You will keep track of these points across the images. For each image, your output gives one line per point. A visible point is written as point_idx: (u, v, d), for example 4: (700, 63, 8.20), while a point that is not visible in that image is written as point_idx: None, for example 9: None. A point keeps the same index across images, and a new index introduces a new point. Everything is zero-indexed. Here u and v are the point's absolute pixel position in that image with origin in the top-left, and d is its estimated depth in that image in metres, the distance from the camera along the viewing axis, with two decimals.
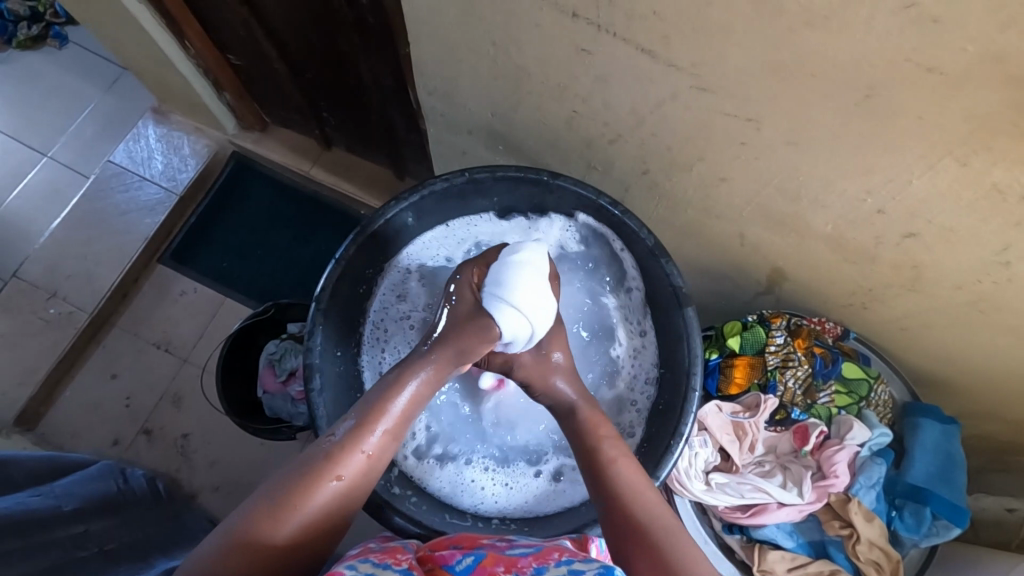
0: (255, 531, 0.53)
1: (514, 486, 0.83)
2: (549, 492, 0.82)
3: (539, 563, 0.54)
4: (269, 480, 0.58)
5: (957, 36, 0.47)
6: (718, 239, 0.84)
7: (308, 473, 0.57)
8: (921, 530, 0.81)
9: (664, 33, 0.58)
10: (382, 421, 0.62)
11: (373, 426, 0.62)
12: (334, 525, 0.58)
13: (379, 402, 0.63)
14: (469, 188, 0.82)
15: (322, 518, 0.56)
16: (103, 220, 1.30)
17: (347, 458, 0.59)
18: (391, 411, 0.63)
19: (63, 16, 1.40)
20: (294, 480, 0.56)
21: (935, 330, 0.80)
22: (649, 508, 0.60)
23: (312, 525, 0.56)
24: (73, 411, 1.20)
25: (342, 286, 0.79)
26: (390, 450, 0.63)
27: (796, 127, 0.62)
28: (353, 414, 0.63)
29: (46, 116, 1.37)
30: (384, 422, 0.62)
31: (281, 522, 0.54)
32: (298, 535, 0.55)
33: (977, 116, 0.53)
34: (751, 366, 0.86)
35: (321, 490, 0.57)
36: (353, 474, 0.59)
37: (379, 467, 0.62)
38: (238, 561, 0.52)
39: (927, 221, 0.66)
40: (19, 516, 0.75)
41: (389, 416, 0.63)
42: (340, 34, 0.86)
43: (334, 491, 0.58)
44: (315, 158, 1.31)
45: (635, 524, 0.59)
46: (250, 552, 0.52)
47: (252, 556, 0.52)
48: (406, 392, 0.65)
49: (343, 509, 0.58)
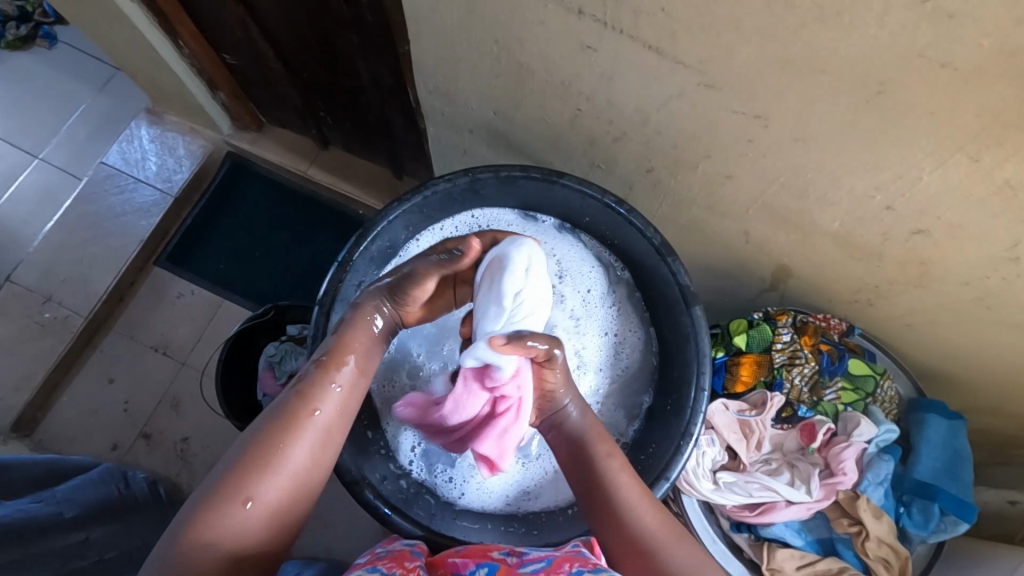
0: (220, 514, 0.53)
1: (525, 479, 0.80)
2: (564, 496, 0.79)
3: None
4: (222, 457, 0.57)
5: (971, 30, 0.47)
6: (723, 236, 0.84)
7: (279, 430, 0.58)
8: (929, 526, 0.80)
9: (671, 29, 0.57)
10: (338, 375, 0.63)
11: (328, 383, 0.62)
12: (305, 493, 0.58)
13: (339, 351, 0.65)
14: (470, 189, 0.81)
15: (299, 475, 0.58)
16: (96, 223, 1.28)
17: (305, 419, 0.60)
18: (344, 367, 0.64)
19: (51, 15, 1.38)
20: (252, 452, 0.56)
21: (943, 327, 0.80)
22: (644, 517, 0.62)
23: (279, 499, 0.56)
24: (71, 417, 1.19)
25: (346, 291, 0.78)
26: (352, 405, 0.64)
27: (803, 124, 0.61)
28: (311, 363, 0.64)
29: (38, 117, 1.35)
30: (344, 375, 0.64)
31: (258, 486, 0.55)
32: (279, 497, 0.56)
33: (989, 112, 0.53)
34: (757, 364, 0.86)
35: (293, 447, 0.58)
36: (318, 426, 0.60)
37: (342, 422, 0.63)
38: (207, 555, 0.51)
39: (938, 217, 0.65)
40: (17, 525, 0.74)
41: (345, 370, 0.64)
42: (337, 32, 0.85)
43: (308, 442, 0.59)
44: (312, 158, 1.30)
45: (634, 543, 0.60)
46: (231, 519, 0.53)
47: (222, 536, 0.52)
48: (358, 350, 0.66)
49: (318, 462, 0.60)
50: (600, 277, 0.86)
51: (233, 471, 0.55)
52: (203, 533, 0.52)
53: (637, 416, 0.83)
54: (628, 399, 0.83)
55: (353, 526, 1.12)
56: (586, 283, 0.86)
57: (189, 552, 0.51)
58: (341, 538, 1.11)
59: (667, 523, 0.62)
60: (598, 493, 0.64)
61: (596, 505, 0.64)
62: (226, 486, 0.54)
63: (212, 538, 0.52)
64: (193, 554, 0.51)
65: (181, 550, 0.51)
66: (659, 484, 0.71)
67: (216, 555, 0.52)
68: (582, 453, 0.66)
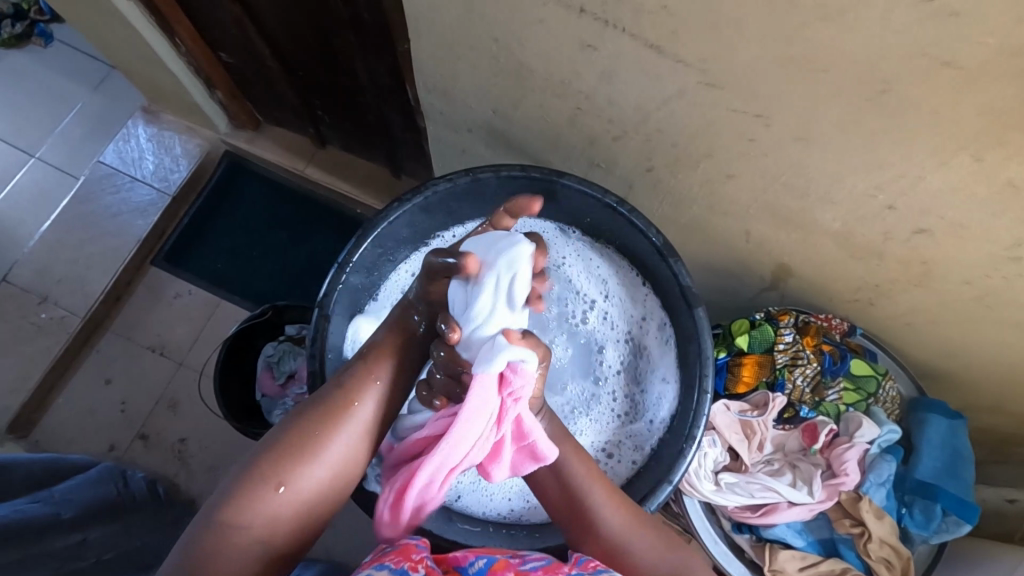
0: (253, 500, 0.54)
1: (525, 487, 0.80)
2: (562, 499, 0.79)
3: None
4: (260, 440, 0.58)
5: (975, 29, 0.46)
6: (724, 236, 0.83)
7: (316, 423, 0.58)
8: (931, 526, 0.80)
9: (673, 28, 0.57)
10: (379, 369, 0.63)
11: (372, 376, 0.62)
12: (338, 485, 0.59)
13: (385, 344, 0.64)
14: (471, 190, 0.81)
15: (334, 467, 0.58)
16: (92, 223, 1.27)
17: (344, 413, 0.60)
18: (385, 361, 0.63)
19: (47, 13, 1.37)
20: (288, 442, 0.57)
21: (945, 327, 0.79)
22: (614, 519, 0.62)
23: (312, 489, 0.57)
24: (67, 418, 1.18)
25: (346, 293, 0.78)
26: (395, 399, 0.64)
27: (806, 123, 0.61)
28: (357, 356, 0.64)
29: (33, 116, 1.34)
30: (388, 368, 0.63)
31: (290, 476, 0.56)
32: (313, 489, 0.57)
33: (993, 112, 0.52)
34: (759, 365, 0.85)
35: (329, 440, 0.58)
36: (359, 419, 0.60)
37: (383, 417, 0.63)
38: (237, 538, 0.53)
39: (940, 217, 0.65)
40: (16, 526, 0.74)
41: (390, 364, 0.63)
42: (335, 30, 0.85)
43: (345, 436, 0.59)
44: (309, 157, 1.30)
45: (608, 546, 0.62)
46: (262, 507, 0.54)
47: (252, 524, 0.54)
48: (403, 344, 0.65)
49: (355, 455, 0.60)
50: (621, 306, 0.85)
51: (268, 456, 0.56)
52: (235, 520, 0.53)
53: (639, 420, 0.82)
54: (635, 433, 0.81)
55: (352, 527, 1.11)
56: (619, 309, 0.85)
57: (221, 534, 0.52)
58: (340, 539, 1.11)
59: (644, 523, 0.63)
60: (574, 501, 0.64)
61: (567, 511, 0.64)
62: (260, 473, 0.55)
63: (242, 524, 0.53)
64: (223, 539, 0.52)
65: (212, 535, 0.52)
66: (660, 488, 0.71)
67: (245, 541, 0.53)
68: None
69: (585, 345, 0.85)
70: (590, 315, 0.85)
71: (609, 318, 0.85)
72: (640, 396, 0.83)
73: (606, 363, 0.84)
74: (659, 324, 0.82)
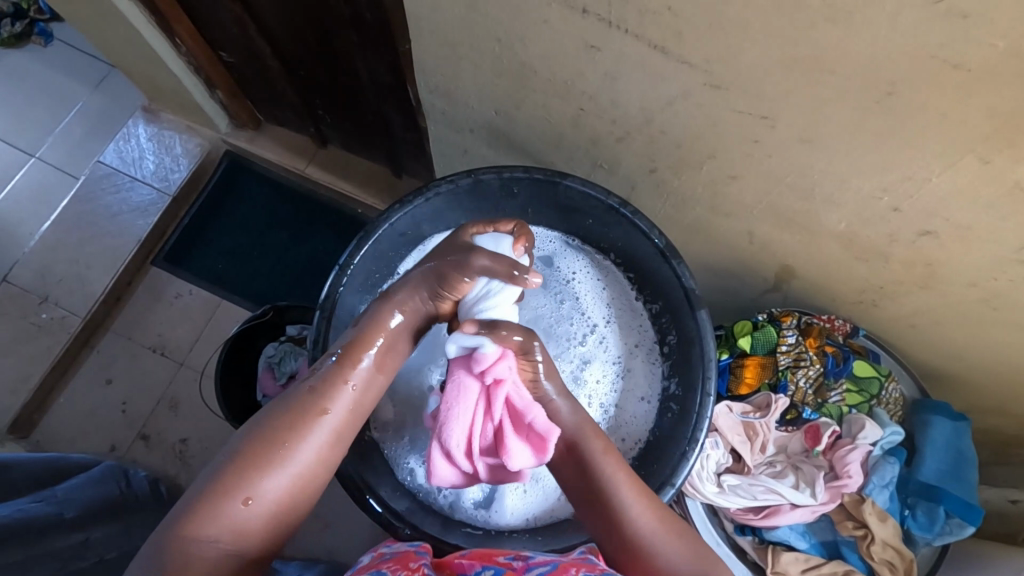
0: (216, 510, 0.52)
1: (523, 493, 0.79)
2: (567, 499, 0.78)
3: None
4: (226, 445, 0.56)
5: (985, 31, 0.46)
6: (727, 237, 0.83)
7: (282, 430, 0.56)
8: (934, 528, 0.80)
9: (678, 28, 0.56)
10: (352, 375, 0.60)
11: (343, 381, 0.60)
12: (307, 492, 0.57)
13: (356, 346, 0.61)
14: (473, 191, 0.80)
15: (303, 475, 0.56)
16: (92, 223, 1.27)
17: (314, 418, 0.57)
18: (358, 366, 0.60)
19: (47, 12, 1.37)
20: (254, 451, 0.54)
21: (949, 328, 0.79)
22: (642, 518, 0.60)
23: (279, 497, 0.55)
24: (68, 419, 1.18)
25: (347, 296, 0.77)
26: (366, 403, 0.61)
27: (811, 124, 0.61)
28: (327, 358, 0.61)
29: (34, 116, 1.33)
30: (358, 373, 0.60)
31: (256, 487, 0.53)
32: (280, 498, 0.55)
33: (1001, 114, 0.52)
34: (761, 366, 0.86)
35: (297, 448, 0.56)
36: (328, 426, 0.58)
37: (354, 421, 0.60)
38: (201, 551, 0.51)
39: (945, 219, 0.64)
40: (18, 527, 0.74)
41: (360, 368, 0.61)
42: (336, 30, 0.84)
43: (314, 443, 0.57)
44: (310, 157, 1.29)
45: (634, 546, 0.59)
46: (227, 518, 0.52)
47: (218, 535, 0.52)
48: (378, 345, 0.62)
49: (324, 462, 0.58)
50: (621, 330, 0.86)
51: (232, 465, 0.54)
52: (199, 533, 0.51)
53: (640, 423, 0.81)
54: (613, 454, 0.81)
55: (353, 528, 1.11)
56: (620, 333, 0.85)
57: (184, 548, 0.50)
58: (341, 539, 1.11)
59: (671, 523, 0.60)
60: (596, 487, 0.61)
61: (594, 508, 0.62)
62: (225, 483, 0.53)
63: (207, 537, 0.51)
64: (188, 553, 0.50)
65: (176, 547, 0.50)
66: (663, 491, 0.70)
67: (211, 554, 0.51)
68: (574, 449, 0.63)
69: (577, 359, 0.84)
70: (587, 337, 0.85)
71: (607, 342, 0.85)
72: (627, 410, 0.82)
73: (591, 379, 0.83)
74: (649, 350, 0.84)
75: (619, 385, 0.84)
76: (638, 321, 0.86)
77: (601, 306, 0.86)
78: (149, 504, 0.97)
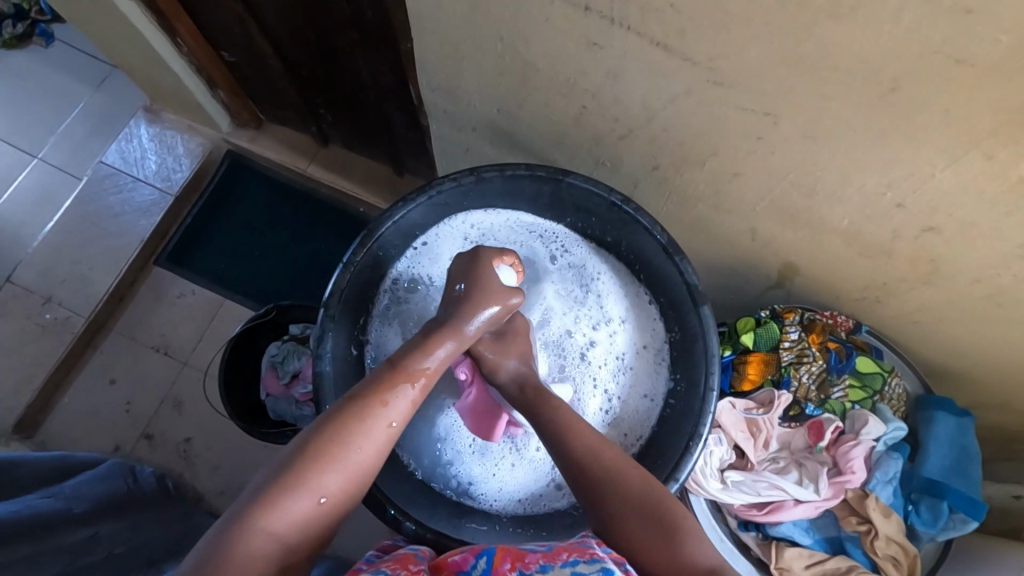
0: (276, 506, 0.50)
1: (515, 478, 0.81)
2: (561, 487, 0.80)
3: (546, 562, 0.52)
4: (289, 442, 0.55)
5: (989, 27, 0.46)
6: (729, 235, 0.83)
7: (344, 426, 0.55)
8: (937, 524, 0.80)
9: (679, 26, 0.57)
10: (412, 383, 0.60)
11: (404, 388, 0.59)
12: (361, 491, 0.55)
13: (416, 360, 0.62)
14: (477, 187, 0.80)
15: (362, 473, 0.55)
16: (96, 223, 1.27)
17: (374, 420, 0.56)
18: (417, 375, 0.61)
19: (47, 13, 1.37)
20: (316, 446, 0.53)
21: (951, 324, 0.79)
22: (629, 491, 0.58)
23: (334, 500, 0.53)
24: (73, 418, 1.18)
25: (351, 291, 0.77)
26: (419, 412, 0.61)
27: (812, 121, 0.61)
28: (387, 365, 0.61)
29: (35, 117, 1.34)
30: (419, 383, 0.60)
31: (318, 481, 0.52)
32: (337, 497, 0.53)
33: (1005, 110, 0.52)
34: (765, 362, 0.85)
35: (358, 447, 0.54)
36: (388, 430, 0.57)
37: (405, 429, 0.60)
38: (259, 543, 0.49)
39: (948, 215, 0.64)
40: (26, 524, 0.74)
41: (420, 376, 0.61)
42: (339, 30, 0.84)
43: (373, 443, 0.56)
44: (311, 156, 1.29)
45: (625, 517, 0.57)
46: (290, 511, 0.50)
47: (275, 530, 0.49)
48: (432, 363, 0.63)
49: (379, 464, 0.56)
50: (630, 332, 0.85)
51: (296, 463, 0.52)
52: (261, 524, 0.49)
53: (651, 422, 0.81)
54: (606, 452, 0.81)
55: (357, 526, 1.12)
56: (631, 335, 0.85)
57: (243, 541, 0.48)
58: (344, 537, 1.11)
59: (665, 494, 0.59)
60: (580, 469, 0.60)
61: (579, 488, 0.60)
62: (287, 475, 0.51)
63: (266, 529, 0.49)
64: (247, 544, 0.48)
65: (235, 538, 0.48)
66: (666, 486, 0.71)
67: (268, 548, 0.49)
68: (556, 435, 0.63)
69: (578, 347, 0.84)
70: (598, 326, 0.85)
71: (616, 337, 0.85)
72: (628, 408, 0.83)
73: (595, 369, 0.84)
74: (658, 352, 0.83)
75: (619, 382, 0.84)
76: (650, 323, 0.85)
77: (615, 299, 0.86)
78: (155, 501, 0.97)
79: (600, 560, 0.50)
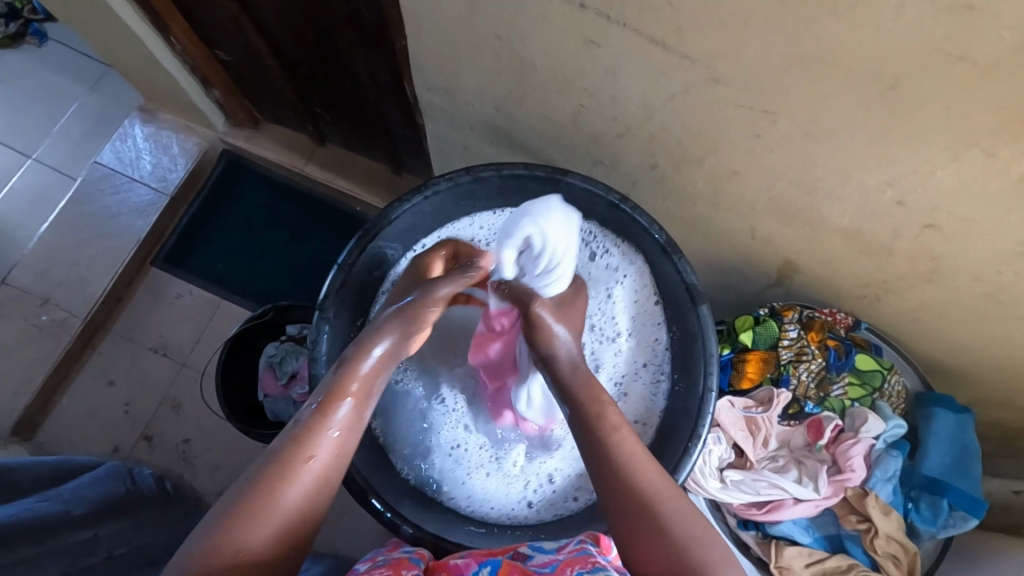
0: (210, 553, 0.46)
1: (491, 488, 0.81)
2: (533, 505, 0.80)
3: None
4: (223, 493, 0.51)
5: (991, 24, 0.45)
6: (728, 233, 0.83)
7: (273, 468, 0.51)
8: (938, 522, 0.80)
9: (677, 23, 0.56)
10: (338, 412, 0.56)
11: (332, 418, 0.55)
12: (304, 534, 0.51)
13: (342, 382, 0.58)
14: (474, 188, 0.80)
15: (301, 515, 0.51)
16: (92, 223, 1.27)
17: (305, 458, 0.52)
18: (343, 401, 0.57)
19: (41, 12, 1.36)
20: (246, 496, 0.49)
21: (951, 322, 0.79)
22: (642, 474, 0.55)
23: (273, 549, 0.49)
24: (71, 419, 1.18)
25: (347, 292, 0.77)
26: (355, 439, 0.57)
27: (811, 119, 0.60)
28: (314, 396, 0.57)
29: (30, 117, 1.33)
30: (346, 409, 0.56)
31: (252, 530, 0.48)
32: (277, 544, 0.49)
33: (1006, 108, 0.52)
34: (764, 360, 0.85)
35: (290, 490, 0.50)
36: (320, 468, 0.53)
37: (344, 461, 0.55)
38: None
39: (949, 213, 0.64)
40: (24, 527, 0.74)
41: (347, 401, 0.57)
42: (334, 29, 0.84)
43: (307, 482, 0.52)
44: (309, 155, 1.29)
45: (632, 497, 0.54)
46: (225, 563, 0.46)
47: None
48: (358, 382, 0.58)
49: (320, 502, 0.52)
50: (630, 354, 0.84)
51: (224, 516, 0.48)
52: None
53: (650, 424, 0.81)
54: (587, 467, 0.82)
55: (357, 526, 1.11)
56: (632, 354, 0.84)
57: None
58: (343, 537, 1.11)
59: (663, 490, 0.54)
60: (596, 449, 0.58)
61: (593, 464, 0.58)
62: (218, 529, 0.47)
63: None
64: None
65: None
66: None
67: None
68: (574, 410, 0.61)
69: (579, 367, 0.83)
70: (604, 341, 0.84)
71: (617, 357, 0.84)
72: None
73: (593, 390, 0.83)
74: (659, 366, 0.82)
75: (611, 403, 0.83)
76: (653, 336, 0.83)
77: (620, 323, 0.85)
78: (155, 502, 0.97)
79: (603, 570, 0.50)
